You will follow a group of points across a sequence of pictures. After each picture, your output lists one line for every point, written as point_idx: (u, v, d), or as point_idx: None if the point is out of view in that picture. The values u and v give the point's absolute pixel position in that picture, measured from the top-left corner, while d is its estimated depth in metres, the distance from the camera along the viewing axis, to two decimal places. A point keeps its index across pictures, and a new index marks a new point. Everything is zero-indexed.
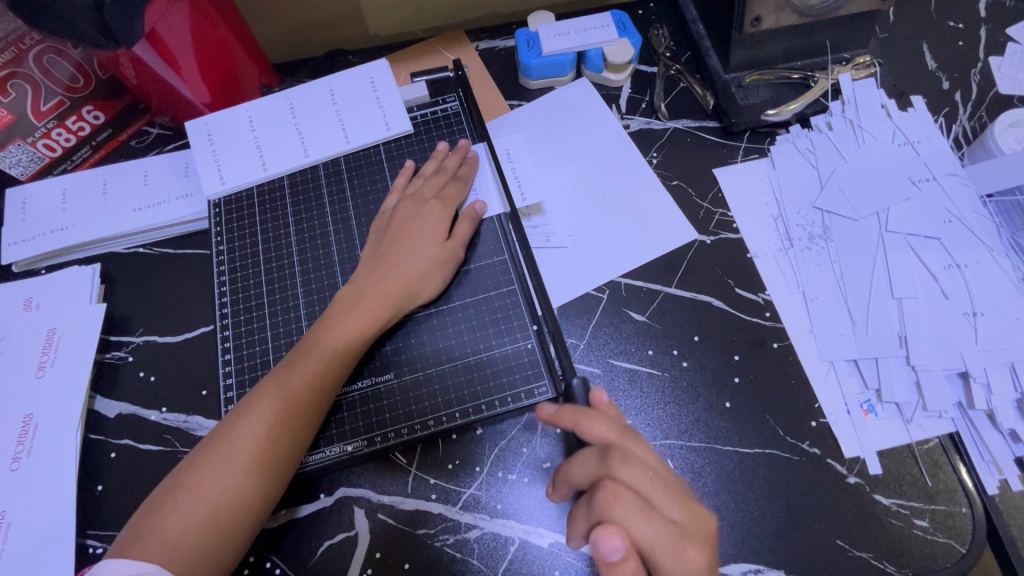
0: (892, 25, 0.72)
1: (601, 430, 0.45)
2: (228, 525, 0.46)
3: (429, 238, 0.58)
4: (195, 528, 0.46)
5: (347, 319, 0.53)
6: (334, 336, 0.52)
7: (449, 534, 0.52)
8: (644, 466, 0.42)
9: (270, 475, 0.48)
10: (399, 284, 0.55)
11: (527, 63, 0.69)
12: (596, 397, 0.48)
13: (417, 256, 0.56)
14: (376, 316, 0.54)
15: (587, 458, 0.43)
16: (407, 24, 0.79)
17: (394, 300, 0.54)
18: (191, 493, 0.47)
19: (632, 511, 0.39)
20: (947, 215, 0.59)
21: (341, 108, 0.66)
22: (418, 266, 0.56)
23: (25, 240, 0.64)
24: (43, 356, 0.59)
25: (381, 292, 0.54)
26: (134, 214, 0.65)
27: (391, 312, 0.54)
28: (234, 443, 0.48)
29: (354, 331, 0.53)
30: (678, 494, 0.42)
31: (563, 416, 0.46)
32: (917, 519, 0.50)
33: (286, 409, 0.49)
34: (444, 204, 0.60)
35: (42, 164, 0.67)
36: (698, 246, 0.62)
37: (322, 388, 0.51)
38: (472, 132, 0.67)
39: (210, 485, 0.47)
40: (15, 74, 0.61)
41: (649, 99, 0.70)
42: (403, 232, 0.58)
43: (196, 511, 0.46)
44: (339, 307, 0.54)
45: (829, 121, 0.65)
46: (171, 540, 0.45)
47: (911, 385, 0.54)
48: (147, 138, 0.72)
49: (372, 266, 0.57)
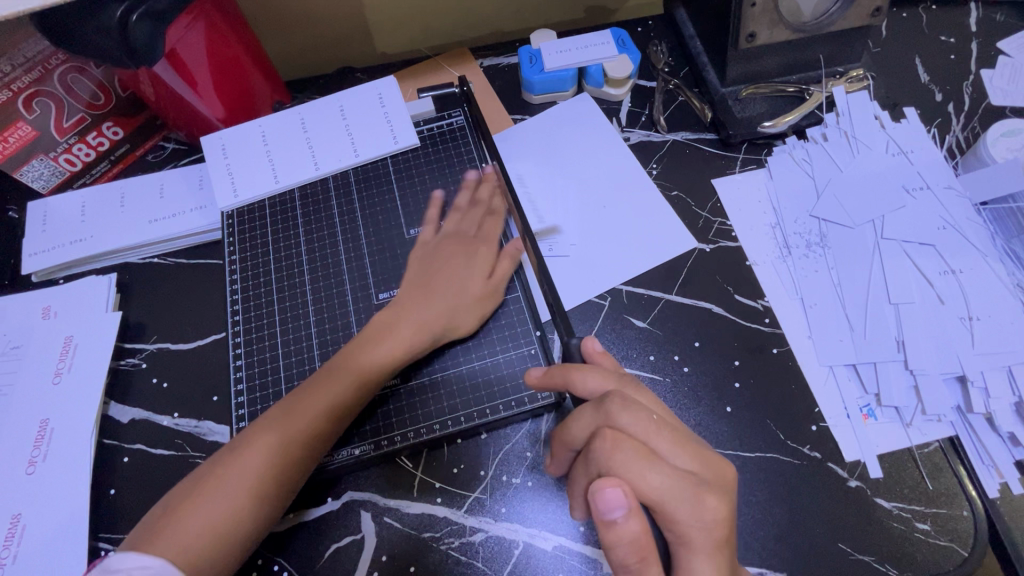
0: (885, 40, 0.74)
1: (596, 382, 0.46)
2: (233, 536, 0.47)
3: (473, 274, 0.59)
4: (208, 530, 0.47)
5: (374, 350, 0.54)
6: (363, 361, 0.54)
7: (454, 537, 0.53)
8: (645, 410, 0.42)
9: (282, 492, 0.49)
10: (437, 315, 0.57)
11: (529, 78, 0.72)
12: (591, 347, 0.50)
13: (460, 288, 0.58)
14: (404, 349, 0.55)
15: (584, 408, 0.44)
16: (415, 41, 0.82)
17: (426, 331, 0.56)
18: (206, 499, 0.48)
19: (634, 459, 0.39)
20: (942, 223, 0.60)
21: (350, 123, 0.69)
22: (453, 300, 0.58)
23: (45, 251, 0.66)
24: (60, 362, 0.60)
25: (418, 321, 0.56)
26: (149, 225, 0.67)
27: (422, 344, 0.56)
28: (249, 458, 0.49)
29: (378, 361, 0.54)
30: (686, 441, 0.42)
31: (554, 375, 0.48)
32: (918, 522, 0.50)
33: (302, 435, 0.50)
34: (489, 242, 0.61)
35: (62, 178, 0.69)
36: (698, 254, 0.63)
37: (336, 417, 0.52)
38: (477, 145, 0.69)
39: (228, 489, 0.48)
40: (39, 92, 0.63)
41: (649, 112, 0.72)
42: (438, 267, 0.60)
43: (212, 512, 0.47)
44: (377, 329, 0.56)
45: (824, 133, 0.67)
46: (181, 539, 0.46)
47: (909, 390, 0.54)
48: (163, 153, 0.74)
49: (414, 293, 0.58)
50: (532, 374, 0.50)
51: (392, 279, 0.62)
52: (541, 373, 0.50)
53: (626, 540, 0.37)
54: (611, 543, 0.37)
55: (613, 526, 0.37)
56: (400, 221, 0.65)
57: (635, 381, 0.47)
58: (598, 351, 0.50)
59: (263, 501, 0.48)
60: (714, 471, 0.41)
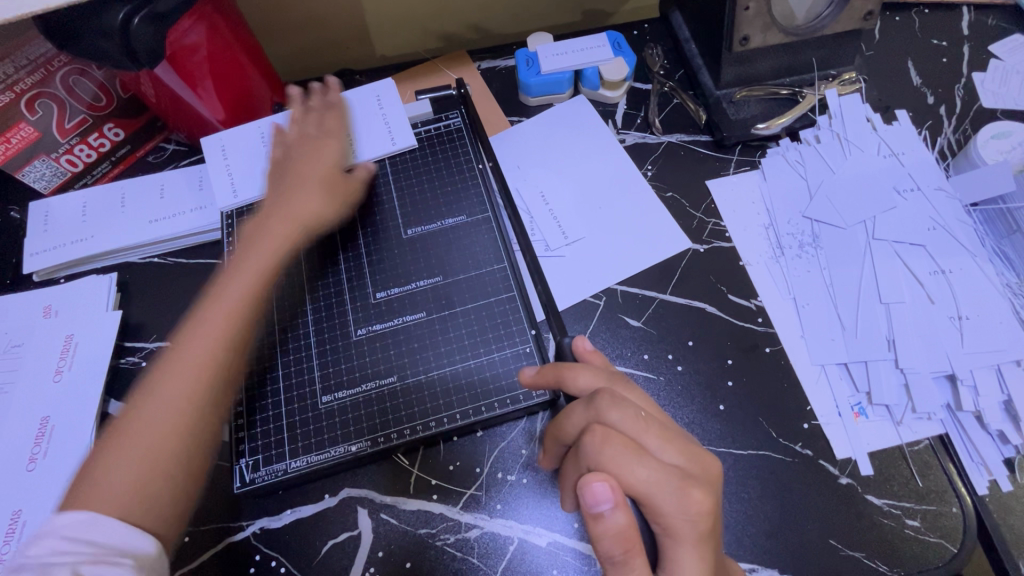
0: (878, 43, 0.75)
1: (587, 379, 0.47)
2: (176, 459, 0.47)
3: (318, 170, 0.63)
4: (132, 472, 0.45)
5: (256, 247, 0.57)
6: (248, 268, 0.56)
7: (450, 533, 0.53)
8: (633, 406, 0.43)
9: (212, 396, 0.49)
10: (302, 210, 0.60)
11: (526, 81, 0.72)
12: (580, 345, 0.51)
13: (315, 188, 0.62)
14: (280, 241, 0.58)
15: (575, 405, 0.45)
16: (414, 44, 0.83)
17: (294, 222, 0.59)
18: (132, 437, 0.46)
19: (622, 453, 0.40)
20: (932, 224, 0.61)
21: (349, 124, 0.69)
22: (315, 193, 0.61)
23: (46, 250, 0.66)
24: (61, 361, 0.61)
25: (286, 215, 0.59)
26: (150, 225, 0.68)
27: (290, 237, 0.59)
28: (159, 397, 0.48)
29: (263, 261, 0.56)
30: (673, 437, 0.43)
31: (546, 374, 0.49)
32: (908, 519, 0.51)
33: (222, 340, 0.51)
34: (331, 136, 0.65)
35: (64, 179, 0.70)
36: (692, 254, 0.64)
37: (240, 321, 0.53)
38: (474, 146, 0.70)
39: (143, 426, 0.47)
40: (42, 93, 0.64)
41: (644, 114, 0.73)
42: (310, 166, 0.63)
43: (133, 453, 0.45)
44: (244, 243, 0.58)
45: (817, 134, 0.67)
46: (108, 488, 0.44)
47: (900, 388, 0.55)
48: (163, 153, 0.75)
49: (277, 196, 0.61)
50: (525, 373, 0.50)
51: (391, 278, 0.63)
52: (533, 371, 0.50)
53: (614, 534, 0.37)
54: (598, 537, 0.38)
55: (600, 518, 0.37)
56: (397, 221, 0.66)
57: (625, 380, 0.48)
58: (588, 350, 0.51)
59: (196, 412, 0.48)
60: (699, 467, 0.42)
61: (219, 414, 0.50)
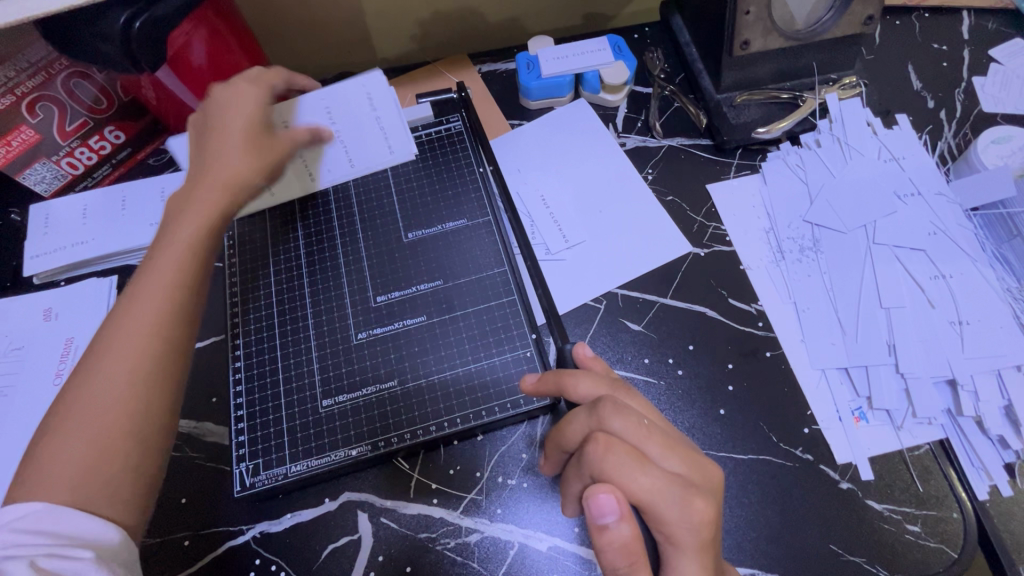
0: (878, 47, 0.75)
1: (587, 386, 0.47)
2: (130, 433, 0.43)
3: (243, 118, 0.57)
4: (79, 456, 0.41)
5: (185, 211, 0.52)
6: (178, 233, 0.51)
7: (450, 537, 0.53)
8: (635, 414, 0.43)
9: (159, 365, 0.45)
10: (233, 164, 0.55)
11: (527, 84, 0.73)
12: (580, 352, 0.52)
13: (246, 139, 0.56)
14: (215, 201, 0.53)
15: (578, 411, 0.44)
16: (414, 47, 0.83)
17: (224, 182, 0.54)
18: (72, 418, 0.42)
19: (625, 462, 0.40)
20: (932, 228, 0.61)
21: (340, 128, 0.67)
22: (241, 147, 0.56)
23: (46, 253, 0.67)
24: (61, 364, 0.61)
25: (215, 178, 0.54)
26: (151, 228, 0.68)
27: (227, 197, 0.54)
28: (99, 376, 0.44)
29: (195, 224, 0.52)
30: (676, 445, 0.42)
31: (548, 381, 0.49)
32: (909, 524, 0.51)
33: (160, 306, 0.47)
34: (257, 84, 0.60)
35: (64, 182, 0.70)
36: (692, 258, 0.64)
37: (178, 285, 0.48)
38: (475, 150, 0.70)
39: (83, 407, 0.43)
40: (42, 96, 0.64)
41: (645, 117, 0.73)
42: (230, 119, 0.57)
43: (76, 438, 0.42)
44: (174, 205, 0.54)
45: (817, 139, 0.67)
46: (55, 476, 0.41)
47: (900, 393, 0.55)
48: (165, 155, 0.75)
49: (201, 158, 0.56)
50: (526, 381, 0.52)
51: (391, 281, 0.63)
52: (535, 379, 0.51)
53: (617, 545, 0.37)
54: (602, 548, 0.38)
55: (605, 530, 0.37)
56: (398, 225, 0.66)
57: (627, 388, 0.48)
58: (589, 356, 0.52)
59: (144, 382, 0.44)
60: (701, 474, 0.42)
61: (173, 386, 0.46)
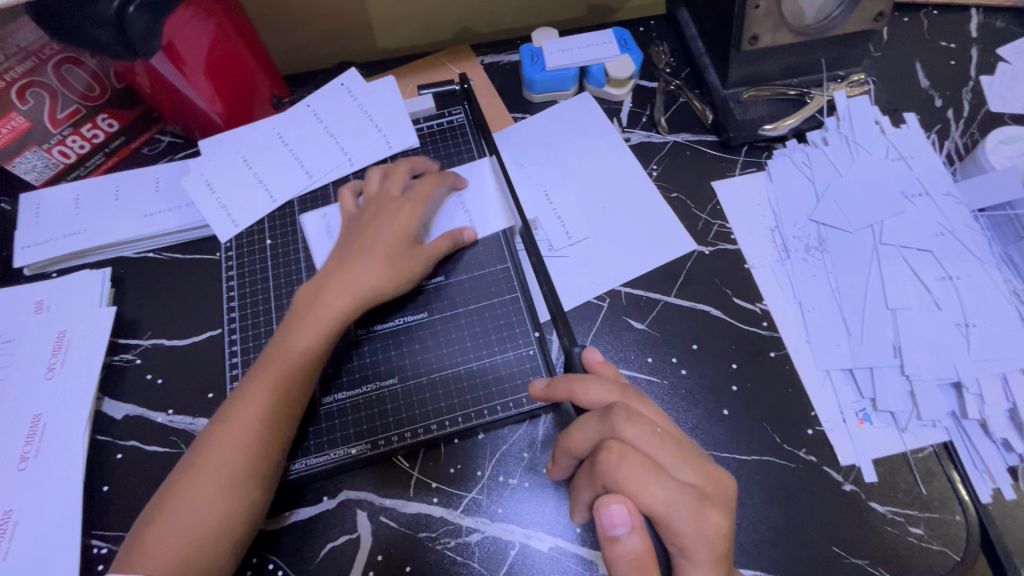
0: (886, 44, 0.74)
1: (598, 393, 0.46)
2: (222, 523, 0.48)
3: (392, 234, 0.58)
4: (181, 543, 0.47)
5: (307, 323, 0.54)
6: (294, 344, 0.53)
7: (450, 537, 0.52)
8: (649, 422, 0.42)
9: (250, 479, 0.49)
10: (361, 279, 0.55)
11: (531, 77, 0.71)
12: (591, 357, 0.51)
13: (379, 251, 0.57)
14: (338, 314, 0.54)
15: (588, 418, 0.43)
16: (415, 37, 0.81)
17: (353, 295, 0.55)
18: (182, 504, 0.48)
19: (639, 472, 0.39)
20: (940, 228, 0.60)
21: (330, 126, 0.69)
22: (379, 262, 0.56)
23: (37, 244, 0.65)
24: (53, 357, 0.60)
25: (342, 290, 0.55)
26: (145, 220, 0.67)
27: (352, 309, 0.55)
28: (212, 471, 0.49)
29: (311, 337, 0.53)
30: (688, 453, 0.42)
31: (558, 388, 0.48)
32: (912, 527, 0.51)
33: (257, 414, 0.51)
34: (415, 203, 0.60)
35: (56, 170, 0.68)
36: (697, 256, 0.63)
37: (278, 403, 0.51)
38: (477, 144, 0.69)
39: (194, 498, 0.48)
40: (32, 82, 0.62)
41: (650, 113, 0.72)
42: (366, 232, 0.58)
43: (181, 526, 0.48)
44: (300, 309, 0.55)
45: (824, 137, 0.67)
46: (159, 556, 0.47)
47: (905, 395, 0.55)
48: (159, 146, 0.74)
49: (334, 268, 0.57)
50: (535, 387, 0.51)
51: None
52: (544, 385, 0.51)
53: (630, 556, 0.38)
54: (613, 559, 0.38)
55: (616, 541, 0.38)
56: None
57: (638, 394, 0.47)
58: (598, 362, 0.51)
59: (241, 484, 0.49)
60: (712, 484, 0.41)
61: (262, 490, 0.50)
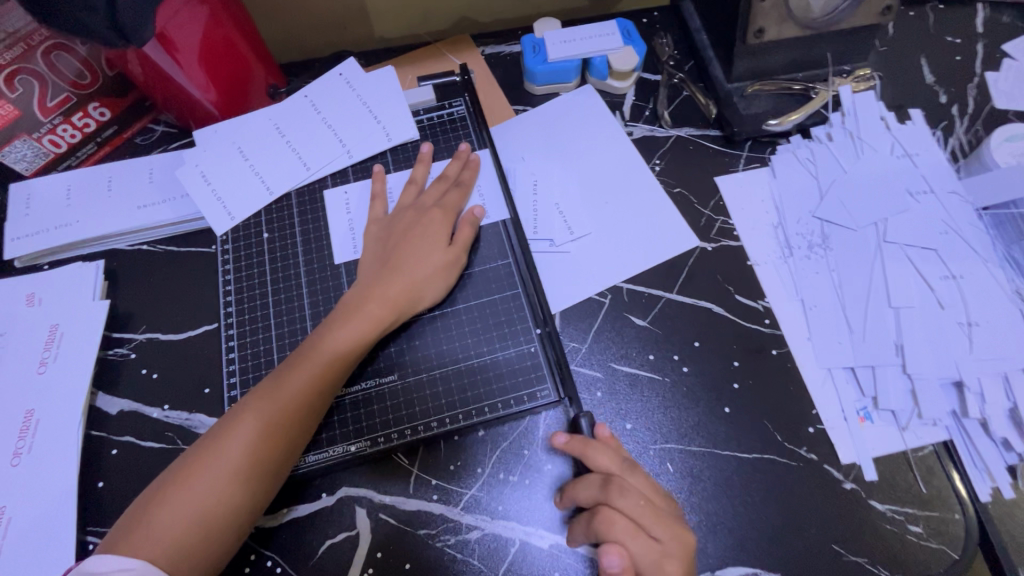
0: (892, 39, 0.74)
1: (603, 461, 0.50)
2: (229, 510, 0.48)
3: (426, 246, 0.59)
4: (182, 524, 0.47)
5: (347, 325, 0.54)
6: (331, 345, 0.53)
7: (450, 534, 0.52)
8: (637, 495, 0.48)
9: (266, 471, 0.49)
10: (401, 290, 0.56)
11: (533, 68, 0.70)
12: (601, 429, 0.52)
13: (416, 262, 0.58)
14: (377, 322, 0.55)
15: (589, 484, 0.49)
16: (414, 28, 0.79)
17: (394, 298, 0.56)
18: (191, 485, 0.48)
19: (622, 536, 0.47)
20: (944, 227, 0.60)
21: (327, 117, 0.67)
22: (416, 268, 0.57)
23: (27, 235, 0.63)
24: (46, 351, 0.59)
25: (381, 299, 0.55)
26: (138, 211, 0.66)
27: (392, 318, 0.55)
28: (226, 456, 0.49)
29: (349, 340, 0.54)
30: (668, 519, 0.48)
31: (572, 446, 0.51)
32: (910, 525, 0.51)
33: (284, 405, 0.51)
34: (445, 212, 0.61)
35: (46, 160, 0.67)
36: (699, 253, 0.63)
37: (311, 398, 0.51)
38: (476, 137, 0.68)
39: (205, 480, 0.48)
40: (20, 69, 0.61)
41: (652, 106, 0.71)
42: (401, 239, 0.59)
43: (185, 507, 0.47)
44: (342, 312, 0.56)
45: (829, 132, 0.66)
46: (158, 536, 0.46)
47: (906, 393, 0.55)
48: (152, 135, 0.72)
49: (373, 276, 0.57)
50: (556, 439, 0.52)
51: None
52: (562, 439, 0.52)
53: None
54: None
55: None
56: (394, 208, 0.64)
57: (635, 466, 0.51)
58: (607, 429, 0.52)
59: (256, 475, 0.49)
60: (678, 542, 0.47)
61: (275, 484, 0.50)
